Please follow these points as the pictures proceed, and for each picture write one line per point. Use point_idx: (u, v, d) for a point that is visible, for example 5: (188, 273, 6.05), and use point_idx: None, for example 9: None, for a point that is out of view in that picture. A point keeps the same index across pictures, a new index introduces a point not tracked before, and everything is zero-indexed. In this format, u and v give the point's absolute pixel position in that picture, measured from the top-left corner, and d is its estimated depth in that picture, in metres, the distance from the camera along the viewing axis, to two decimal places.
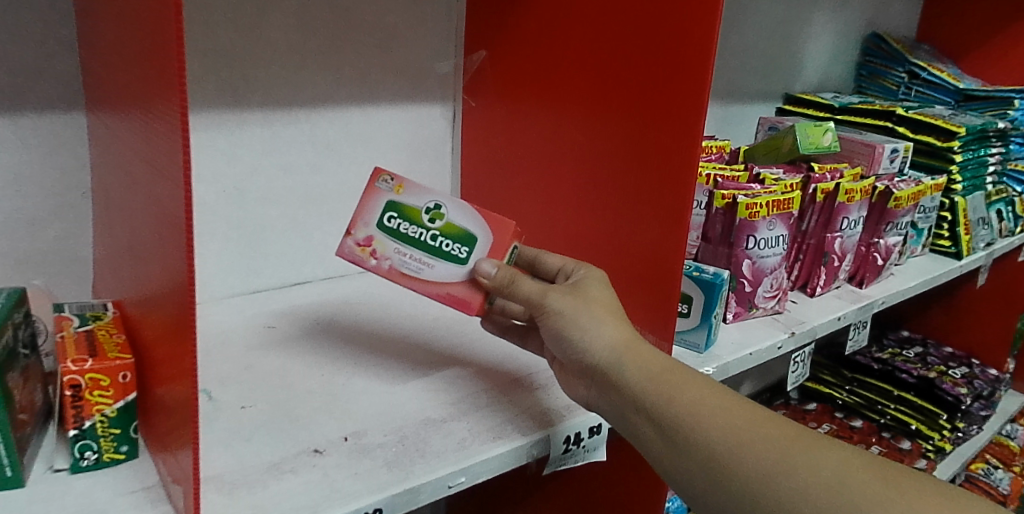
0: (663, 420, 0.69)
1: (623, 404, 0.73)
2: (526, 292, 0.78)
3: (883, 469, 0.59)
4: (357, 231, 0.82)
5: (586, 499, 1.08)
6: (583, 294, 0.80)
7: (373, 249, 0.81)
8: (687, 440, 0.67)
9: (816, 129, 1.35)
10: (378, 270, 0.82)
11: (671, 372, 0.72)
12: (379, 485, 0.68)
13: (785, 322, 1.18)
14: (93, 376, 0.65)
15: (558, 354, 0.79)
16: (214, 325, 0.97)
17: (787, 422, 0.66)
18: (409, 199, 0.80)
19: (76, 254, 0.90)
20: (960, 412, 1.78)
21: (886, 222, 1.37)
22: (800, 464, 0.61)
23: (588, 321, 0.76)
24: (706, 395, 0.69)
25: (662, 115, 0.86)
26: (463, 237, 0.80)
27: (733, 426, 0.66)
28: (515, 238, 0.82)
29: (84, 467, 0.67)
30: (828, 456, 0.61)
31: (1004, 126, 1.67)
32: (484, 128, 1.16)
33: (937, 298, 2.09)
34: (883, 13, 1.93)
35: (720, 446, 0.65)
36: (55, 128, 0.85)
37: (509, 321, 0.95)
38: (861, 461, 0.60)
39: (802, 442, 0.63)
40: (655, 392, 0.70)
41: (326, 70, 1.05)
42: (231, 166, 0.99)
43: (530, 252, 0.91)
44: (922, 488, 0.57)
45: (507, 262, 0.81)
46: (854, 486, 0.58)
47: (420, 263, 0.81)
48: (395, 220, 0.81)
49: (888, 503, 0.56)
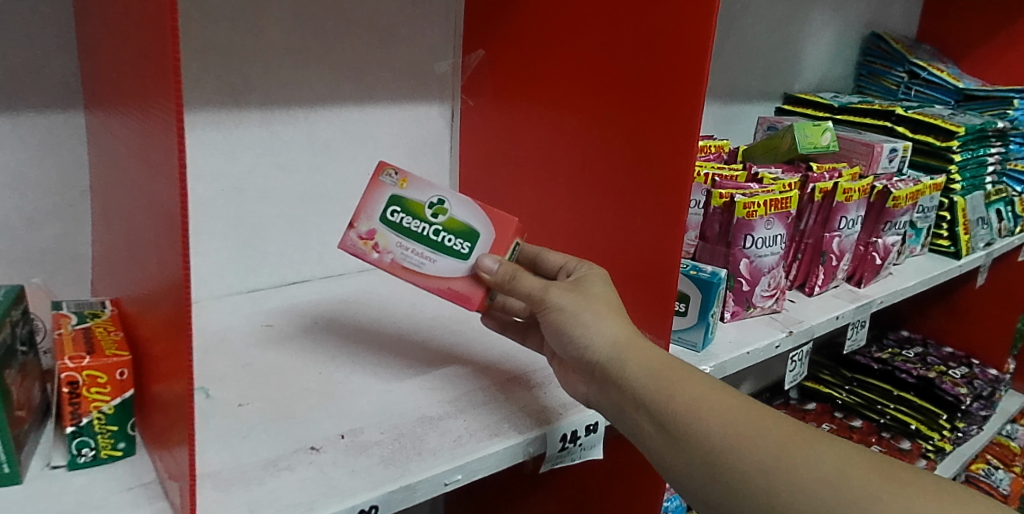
0: (663, 416, 0.69)
1: (622, 400, 0.73)
2: (527, 288, 0.78)
3: (883, 466, 0.59)
4: (360, 224, 0.82)
5: (583, 497, 1.08)
6: (585, 291, 0.80)
7: (375, 243, 0.82)
8: (687, 436, 0.67)
9: (815, 129, 1.35)
10: (380, 264, 0.82)
11: (670, 368, 0.72)
12: (375, 483, 0.68)
13: (783, 322, 1.18)
14: (90, 373, 0.65)
15: (558, 350, 0.79)
16: (212, 323, 0.97)
17: (787, 419, 0.66)
18: (413, 194, 0.80)
19: (75, 252, 0.90)
20: (960, 412, 1.77)
21: (885, 222, 1.37)
22: (800, 460, 0.61)
23: (588, 317, 0.76)
24: (706, 391, 0.69)
25: (660, 112, 0.86)
26: (466, 233, 0.81)
27: (734, 423, 0.66)
28: (517, 235, 0.82)
29: (81, 464, 0.67)
30: (828, 453, 0.61)
31: (1004, 126, 1.66)
32: (483, 126, 1.16)
33: (937, 299, 2.09)
34: (883, 13, 1.93)
35: (720, 442, 0.65)
36: (55, 127, 0.85)
37: (510, 317, 0.95)
38: (860, 458, 0.60)
39: (802, 438, 0.63)
40: (654, 388, 0.71)
41: (325, 70, 1.05)
42: (230, 165, 1.00)
43: (532, 249, 0.91)
44: (922, 484, 0.57)
45: (508, 259, 0.81)
46: (854, 482, 0.58)
47: (422, 258, 0.81)
48: (398, 214, 0.81)
49: (887, 500, 0.56)
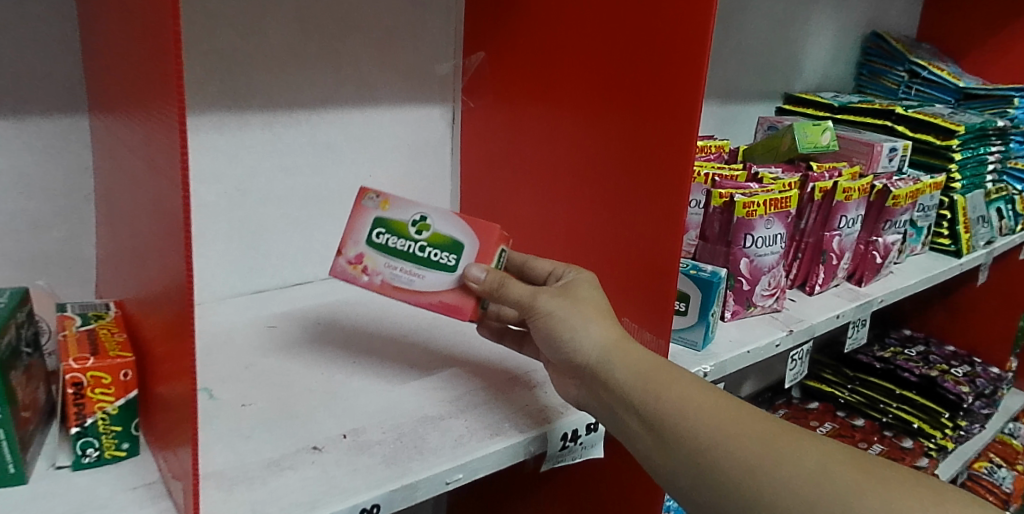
0: (652, 416, 0.70)
1: (613, 402, 0.73)
2: (516, 294, 0.79)
3: (865, 462, 0.60)
4: (348, 250, 0.83)
5: (583, 495, 1.09)
6: (573, 296, 0.80)
7: (364, 266, 0.82)
8: (675, 435, 0.67)
9: (815, 128, 1.35)
10: (371, 286, 0.82)
11: (658, 370, 0.73)
12: (378, 481, 0.69)
13: (783, 320, 1.18)
14: (94, 373, 0.66)
15: (549, 354, 0.79)
16: (215, 324, 0.98)
17: (770, 417, 0.67)
18: (395, 214, 0.81)
19: (81, 255, 0.91)
20: (961, 411, 1.78)
21: (885, 221, 1.38)
22: (784, 459, 0.62)
23: (577, 321, 0.77)
24: (693, 391, 0.70)
25: (659, 112, 0.86)
26: (451, 246, 0.81)
27: (720, 422, 0.66)
28: (502, 241, 0.82)
29: (85, 465, 0.68)
30: (811, 450, 0.62)
31: (1004, 124, 1.67)
32: (483, 127, 1.17)
33: (939, 297, 2.10)
34: (883, 12, 1.94)
35: (707, 441, 0.65)
36: (60, 131, 0.86)
37: (505, 325, 0.94)
38: (843, 455, 0.61)
39: (787, 436, 0.64)
40: (642, 389, 0.71)
41: (328, 73, 1.06)
42: (233, 167, 1.00)
43: (521, 257, 0.92)
44: (901, 480, 0.58)
45: (495, 266, 0.81)
46: (837, 480, 0.59)
47: (411, 275, 0.82)
48: (383, 235, 0.82)
49: (868, 493, 0.57)
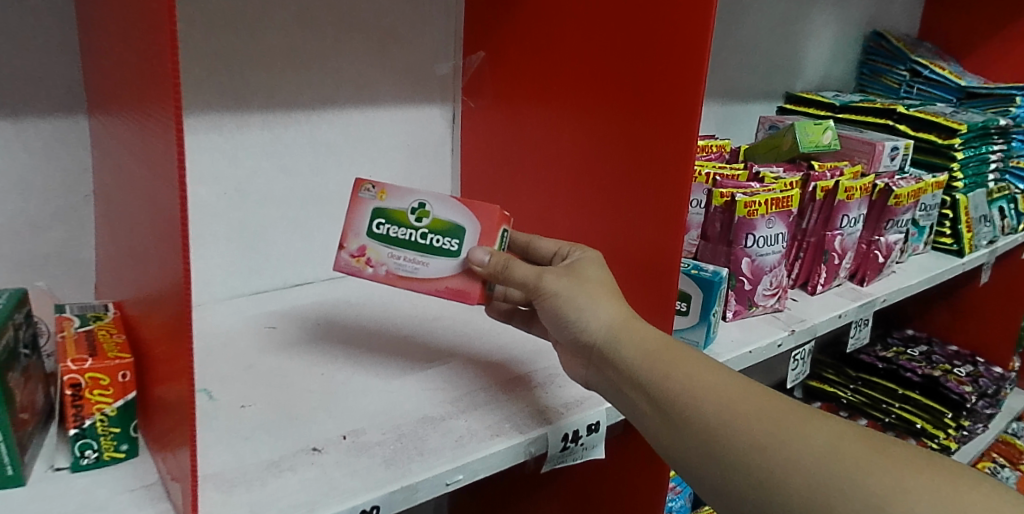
0: (659, 395, 0.70)
1: (621, 381, 0.74)
2: (521, 275, 0.79)
3: (877, 440, 0.58)
4: (350, 243, 0.82)
5: (585, 495, 1.09)
6: (580, 275, 0.81)
7: (367, 259, 0.82)
8: (682, 415, 0.67)
9: (816, 127, 1.34)
10: (377, 277, 0.82)
11: (664, 349, 0.73)
12: (377, 483, 0.68)
13: (786, 320, 1.18)
14: (93, 375, 0.66)
15: (558, 335, 0.80)
16: (214, 325, 0.97)
17: (779, 396, 0.66)
18: (394, 203, 0.81)
19: (80, 256, 0.91)
20: (966, 411, 1.75)
21: (887, 220, 1.37)
22: (790, 436, 0.61)
23: (583, 301, 0.78)
24: (701, 371, 0.69)
25: (659, 110, 0.86)
26: (452, 230, 0.81)
27: (727, 400, 0.66)
28: (504, 222, 0.82)
29: (84, 466, 0.67)
30: (820, 428, 0.60)
31: (1006, 123, 1.66)
32: (484, 126, 1.16)
33: (941, 297, 2.09)
34: (884, 11, 1.93)
35: (714, 419, 0.65)
36: (60, 132, 0.86)
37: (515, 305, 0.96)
38: (854, 433, 0.59)
39: (797, 414, 0.63)
40: (650, 369, 0.72)
41: (327, 74, 1.05)
42: (233, 168, 1.00)
43: (524, 237, 0.92)
44: (914, 458, 0.56)
45: (497, 248, 0.81)
46: (845, 457, 0.57)
47: (415, 263, 0.81)
48: (384, 226, 0.81)
49: (877, 470, 0.55)
